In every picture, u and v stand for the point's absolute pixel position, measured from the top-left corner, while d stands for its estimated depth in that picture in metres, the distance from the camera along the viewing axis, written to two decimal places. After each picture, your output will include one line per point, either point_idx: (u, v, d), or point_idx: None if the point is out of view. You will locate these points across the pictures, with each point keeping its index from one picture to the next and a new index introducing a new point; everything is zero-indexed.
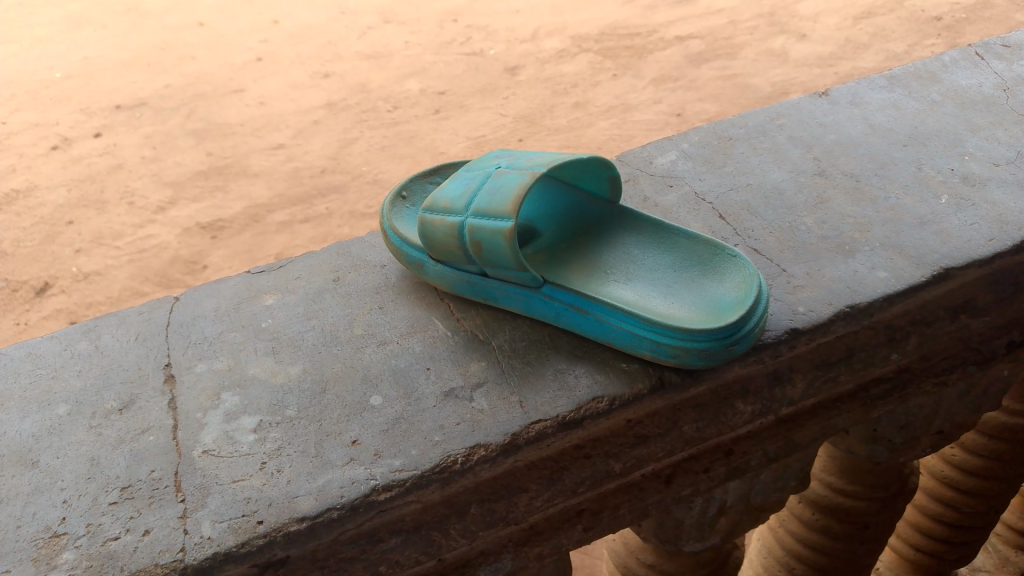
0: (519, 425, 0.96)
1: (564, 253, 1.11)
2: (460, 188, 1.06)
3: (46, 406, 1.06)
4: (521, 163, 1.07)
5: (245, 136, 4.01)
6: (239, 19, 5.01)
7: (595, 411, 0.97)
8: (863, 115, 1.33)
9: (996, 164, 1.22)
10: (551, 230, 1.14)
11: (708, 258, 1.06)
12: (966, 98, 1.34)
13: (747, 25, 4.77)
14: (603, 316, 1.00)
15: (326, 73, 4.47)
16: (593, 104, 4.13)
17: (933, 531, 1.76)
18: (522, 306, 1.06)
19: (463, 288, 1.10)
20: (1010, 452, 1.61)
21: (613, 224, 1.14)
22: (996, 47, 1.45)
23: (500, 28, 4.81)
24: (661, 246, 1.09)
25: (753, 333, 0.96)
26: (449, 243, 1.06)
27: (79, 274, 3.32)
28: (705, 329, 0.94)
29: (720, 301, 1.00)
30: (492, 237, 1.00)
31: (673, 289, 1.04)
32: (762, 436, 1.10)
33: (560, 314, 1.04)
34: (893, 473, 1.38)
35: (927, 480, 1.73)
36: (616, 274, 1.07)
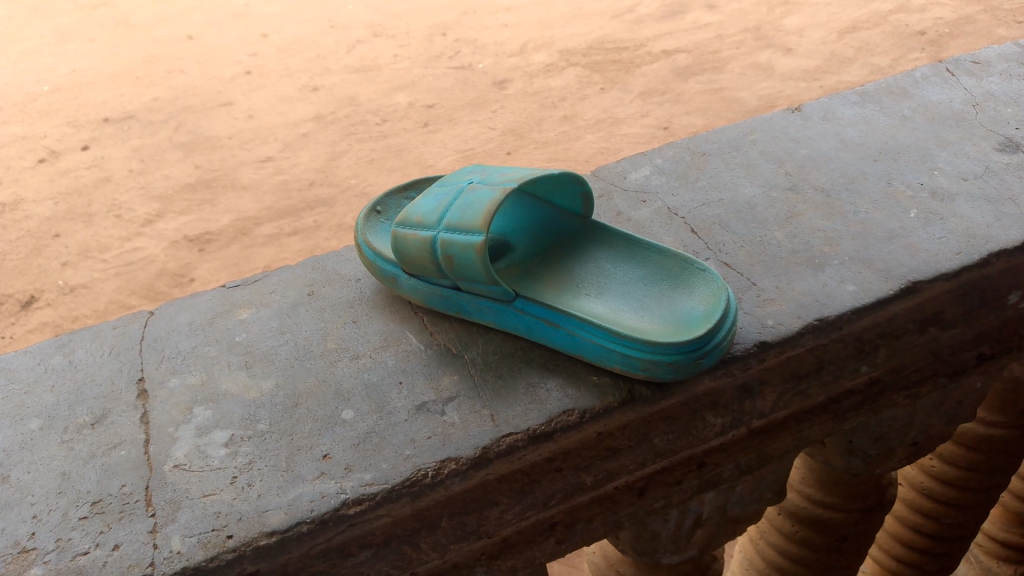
0: (490, 439, 0.97)
1: (536, 267, 1.11)
2: (433, 203, 1.07)
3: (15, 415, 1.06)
4: (493, 178, 1.07)
5: (233, 149, 4.02)
6: (229, 32, 5.03)
7: (566, 424, 0.98)
8: (835, 130, 1.33)
9: (965, 179, 1.21)
10: (525, 244, 1.15)
11: (678, 273, 1.06)
12: (935, 114, 1.33)
13: (733, 39, 4.82)
14: (574, 329, 1.00)
15: (315, 86, 4.49)
16: (580, 118, 4.16)
17: (913, 542, 1.78)
18: (494, 319, 1.07)
19: (436, 301, 1.11)
20: (986, 465, 1.63)
21: (585, 239, 1.15)
22: (966, 63, 1.42)
23: (490, 42, 4.84)
24: (632, 261, 1.10)
25: (720, 347, 0.97)
26: (421, 257, 1.06)
27: (66, 287, 3.31)
28: (674, 342, 0.94)
29: (688, 315, 1.01)
30: (463, 252, 1.01)
31: (643, 303, 1.05)
32: (734, 448, 1.10)
33: (533, 327, 1.04)
34: (870, 485, 1.39)
35: (907, 492, 1.74)
36: (589, 287, 1.08)
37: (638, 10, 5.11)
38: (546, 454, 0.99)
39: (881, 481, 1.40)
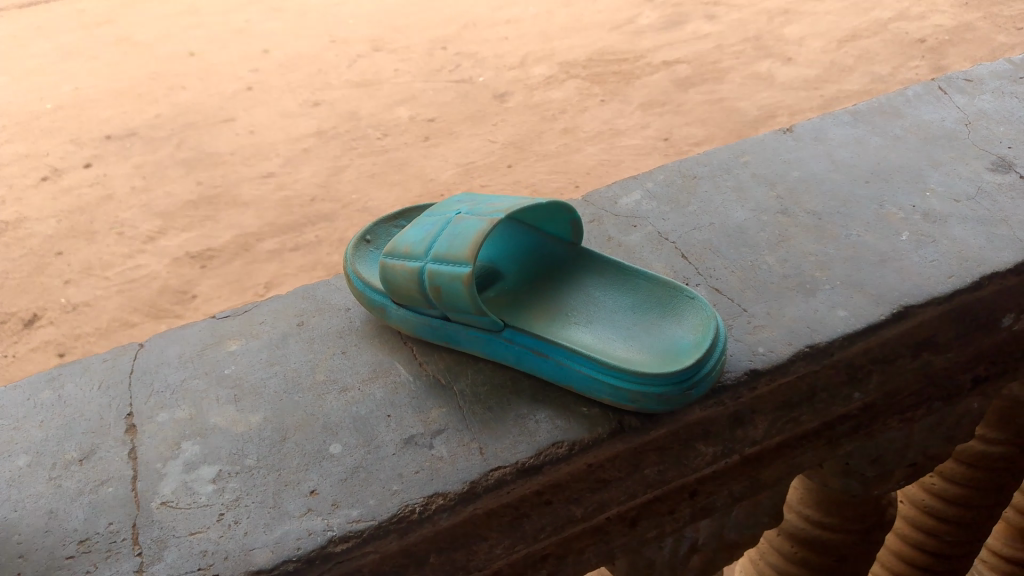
0: (478, 473, 0.96)
1: (525, 295, 1.11)
2: (420, 233, 1.07)
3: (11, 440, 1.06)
4: (481, 207, 1.07)
5: (235, 165, 4.03)
6: (231, 49, 5.05)
7: (555, 457, 0.97)
8: (826, 151, 1.32)
9: (958, 200, 1.20)
10: (514, 272, 1.14)
11: (668, 300, 1.06)
12: (928, 133, 1.32)
13: (732, 49, 4.83)
14: (563, 359, 1.00)
15: (316, 101, 4.50)
16: (581, 130, 4.17)
17: (916, 559, 1.76)
18: (481, 349, 1.06)
19: (424, 330, 1.10)
20: (986, 482, 1.62)
21: (574, 266, 1.14)
22: (959, 81, 1.41)
23: (490, 55, 4.85)
24: (622, 288, 1.10)
25: (709, 377, 0.97)
26: (409, 288, 1.06)
27: (68, 305, 3.32)
28: (662, 373, 0.94)
29: (677, 343, 1.01)
30: (450, 283, 1.00)
31: (632, 331, 1.04)
32: (728, 476, 1.09)
33: (521, 358, 1.04)
34: (870, 505, 1.38)
35: (908, 509, 1.73)
36: (578, 316, 1.07)
37: (638, 21, 5.12)
38: (536, 487, 0.98)
39: (881, 501, 1.39)
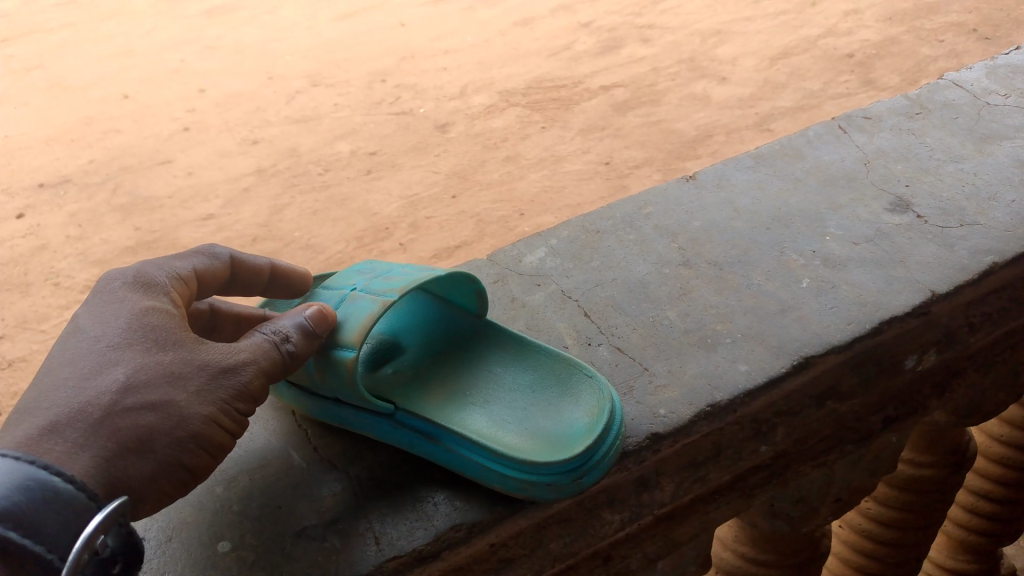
0: (375, 563, 0.98)
1: (424, 372, 1.11)
2: None
3: (53, 371, 1.01)
4: (375, 286, 1.13)
5: (173, 208, 3.95)
6: (166, 89, 4.96)
7: (454, 540, 1.00)
8: (729, 198, 1.32)
9: (857, 243, 1.21)
10: (416, 344, 1.15)
11: (567, 379, 1.07)
12: (827, 174, 1.33)
13: (668, 71, 4.89)
14: (456, 447, 1.01)
15: (255, 139, 4.44)
16: (522, 158, 4.18)
17: None
18: (375, 432, 1.08)
19: (318, 411, 1.13)
20: (921, 504, 1.61)
21: (476, 341, 1.15)
22: (858, 118, 1.43)
23: (429, 86, 4.84)
24: (521, 366, 1.11)
25: (599, 464, 0.98)
26: (300, 370, 1.11)
27: (4, 361, 3.24)
28: (552, 464, 0.96)
29: (572, 426, 1.02)
30: (333, 366, 1.06)
31: (529, 412, 1.05)
32: (640, 537, 1.08)
33: (415, 442, 1.05)
34: (803, 540, 1.36)
35: (847, 533, 1.72)
36: (475, 396, 1.07)
37: (575, 46, 5.16)
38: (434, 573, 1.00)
39: (813, 534, 1.37)
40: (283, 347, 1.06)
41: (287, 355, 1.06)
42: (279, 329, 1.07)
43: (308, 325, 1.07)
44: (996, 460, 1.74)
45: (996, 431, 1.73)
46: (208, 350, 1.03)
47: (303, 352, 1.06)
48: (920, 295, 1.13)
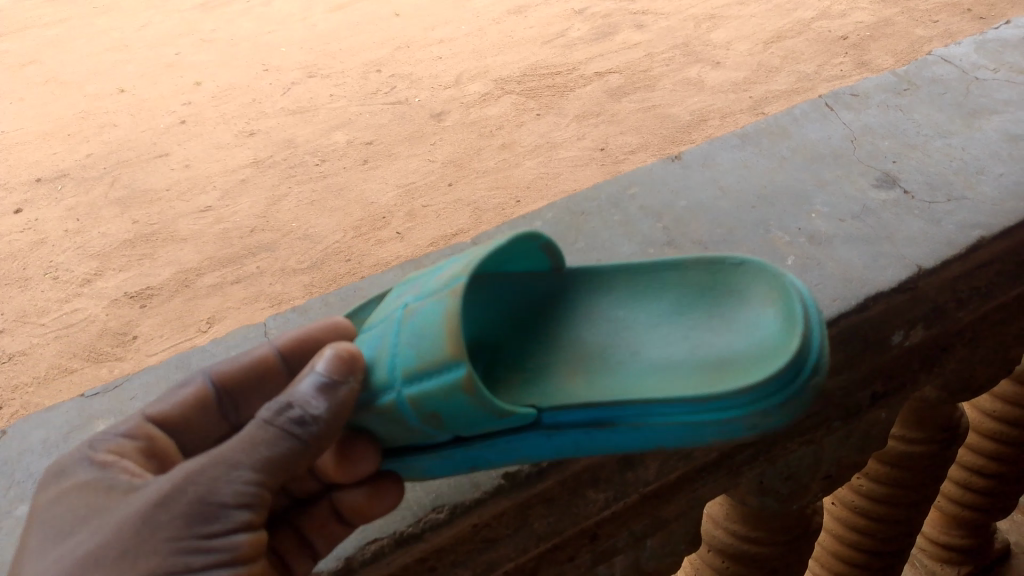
0: (355, 547, 0.98)
1: (537, 361, 1.06)
2: (374, 353, 0.96)
3: (19, 573, 0.92)
4: (426, 290, 0.97)
5: (171, 201, 3.93)
6: (161, 82, 4.95)
7: (436, 521, 0.98)
8: (714, 177, 1.29)
9: (843, 219, 1.18)
10: (518, 343, 1.09)
11: (712, 292, 1.06)
12: (814, 152, 1.31)
13: (663, 56, 4.87)
14: (636, 420, 0.91)
15: (251, 131, 4.43)
16: (519, 145, 4.17)
17: (853, 558, 1.76)
18: (524, 456, 0.94)
19: (439, 467, 0.95)
20: (912, 481, 1.61)
21: (583, 288, 1.12)
22: (845, 97, 1.41)
23: (424, 75, 4.82)
24: (653, 296, 1.09)
25: (819, 359, 0.90)
26: (400, 433, 0.94)
27: (5, 355, 3.26)
28: (766, 380, 0.88)
29: (762, 333, 0.98)
30: (449, 398, 0.88)
31: (692, 342, 1.02)
32: (626, 517, 1.08)
33: (580, 439, 0.93)
34: (794, 518, 1.36)
35: (840, 510, 1.72)
36: (626, 347, 1.05)
37: (569, 34, 5.15)
38: (418, 555, 0.99)
39: (804, 512, 1.37)
40: (288, 422, 0.91)
41: (306, 424, 0.91)
42: (282, 402, 0.91)
43: (318, 376, 0.91)
44: (989, 436, 1.71)
45: (989, 408, 1.69)
46: (153, 487, 0.91)
47: (324, 414, 0.91)
48: (907, 271, 1.09)
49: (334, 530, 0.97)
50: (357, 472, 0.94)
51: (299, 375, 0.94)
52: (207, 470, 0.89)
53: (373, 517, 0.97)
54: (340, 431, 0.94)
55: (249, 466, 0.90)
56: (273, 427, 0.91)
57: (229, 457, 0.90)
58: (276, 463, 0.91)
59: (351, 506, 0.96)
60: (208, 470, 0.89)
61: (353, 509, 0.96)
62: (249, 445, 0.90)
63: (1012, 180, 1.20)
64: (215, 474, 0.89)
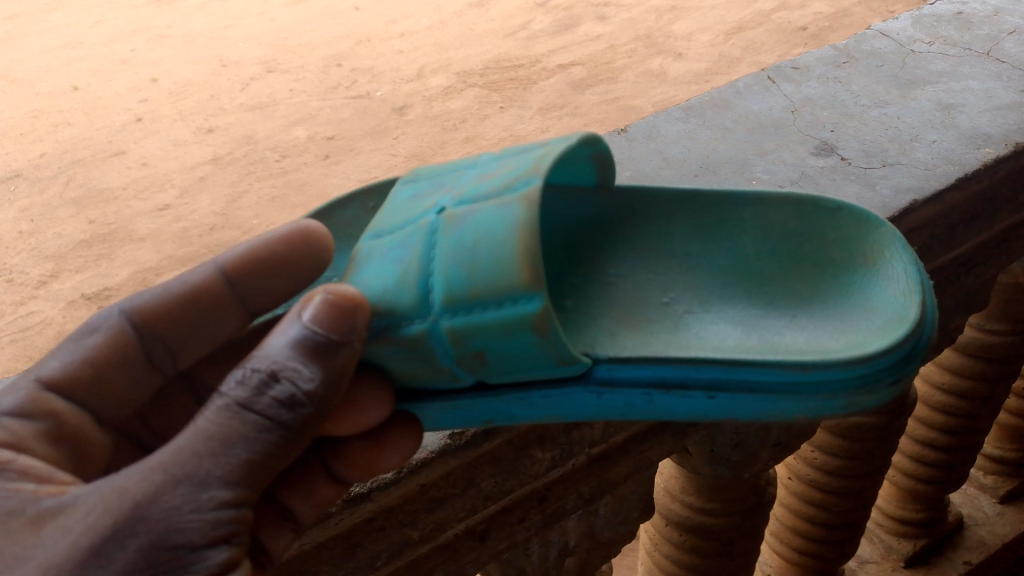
0: (300, 508, 0.92)
1: (594, 301, 1.05)
2: (398, 265, 0.89)
3: None
4: (470, 200, 0.90)
5: (129, 200, 3.88)
6: (116, 79, 4.87)
7: (381, 482, 0.93)
8: (659, 149, 1.30)
9: (782, 186, 1.21)
10: (573, 277, 1.08)
11: (805, 254, 1.06)
12: (755, 123, 1.34)
13: (625, 48, 4.90)
14: (717, 384, 0.88)
15: (210, 127, 4.38)
16: (482, 139, 4.19)
17: (809, 531, 1.67)
18: (557, 414, 0.89)
19: (450, 418, 0.90)
20: (863, 451, 1.51)
21: (645, 228, 1.10)
22: (786, 69, 1.45)
23: (386, 69, 4.81)
24: (725, 253, 1.08)
25: (930, 341, 0.92)
26: (419, 370, 0.88)
27: None
28: (884, 353, 0.88)
29: (883, 306, 0.97)
30: (509, 338, 0.84)
31: (797, 317, 1.03)
32: (576, 479, 1.09)
33: (630, 405, 0.89)
34: (747, 486, 1.35)
35: (793, 484, 1.64)
36: (696, 307, 1.06)
37: (531, 27, 5.16)
38: (365, 516, 0.94)
39: (758, 480, 1.36)
40: (272, 406, 0.81)
41: (298, 401, 0.81)
42: (265, 373, 0.81)
43: (312, 338, 0.81)
44: (940, 409, 1.59)
45: (938, 381, 1.57)
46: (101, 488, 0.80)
47: (317, 388, 0.82)
48: None
49: (324, 491, 0.91)
50: (360, 428, 0.90)
51: (275, 330, 0.84)
52: (170, 495, 0.78)
53: (379, 474, 0.92)
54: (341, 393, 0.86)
55: (230, 469, 0.80)
56: (252, 420, 0.80)
57: (203, 463, 0.80)
58: (263, 455, 0.82)
59: (357, 465, 0.91)
60: (171, 496, 0.78)
61: (353, 470, 0.92)
62: (220, 447, 0.80)
63: (945, 146, 1.24)
64: (182, 499, 0.79)
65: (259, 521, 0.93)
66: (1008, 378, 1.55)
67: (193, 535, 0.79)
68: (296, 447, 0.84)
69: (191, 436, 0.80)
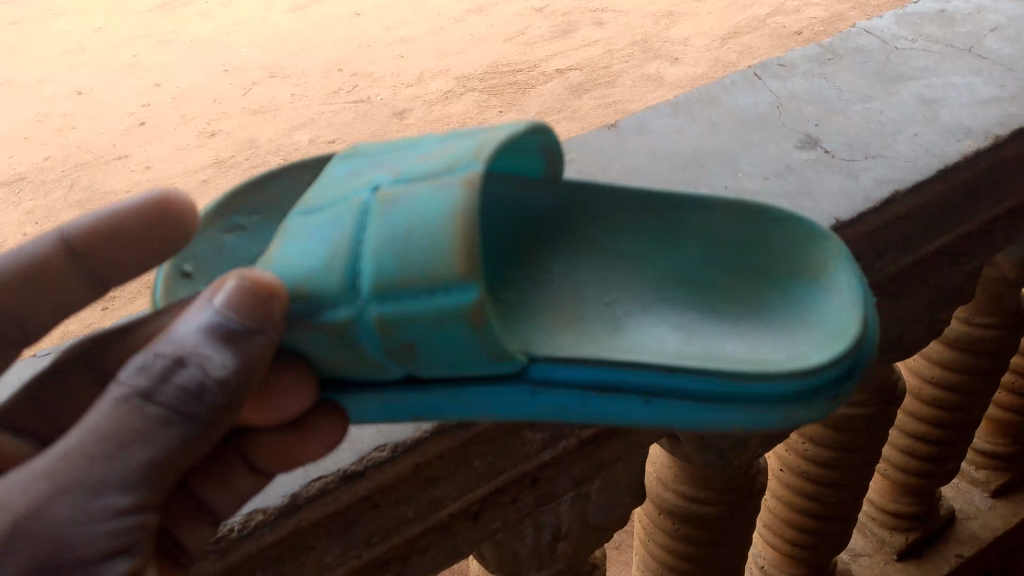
0: (300, 485, 0.95)
1: (534, 298, 1.09)
2: (327, 243, 0.89)
3: None
4: (407, 183, 0.92)
5: None
6: (118, 84, 4.91)
7: (379, 460, 0.96)
8: (647, 143, 1.34)
9: (767, 178, 1.25)
10: (514, 275, 1.13)
11: (750, 267, 1.09)
12: (742, 118, 1.38)
13: (623, 53, 4.95)
14: (659, 392, 0.91)
15: (212, 132, 4.42)
16: None
17: (804, 524, 1.60)
18: (489, 413, 0.91)
19: (377, 412, 0.93)
20: (858, 442, 1.45)
21: (595, 232, 1.15)
22: (773, 66, 1.49)
23: (386, 74, 4.85)
24: (669, 260, 1.12)
25: (873, 353, 0.95)
26: (345, 358, 0.90)
27: None
28: (822, 368, 0.91)
29: (824, 318, 0.99)
30: (440, 330, 0.86)
31: (738, 329, 1.06)
32: (568, 460, 1.12)
33: (568, 408, 0.91)
34: (741, 475, 1.29)
35: (788, 476, 1.56)
36: (637, 310, 1.08)
37: (530, 32, 5.21)
38: (363, 493, 0.98)
39: (750, 469, 1.30)
40: (178, 393, 0.85)
41: (205, 389, 0.86)
42: (171, 359, 0.85)
43: (225, 324, 0.84)
44: (931, 402, 1.60)
45: (928, 374, 1.57)
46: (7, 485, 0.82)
47: (227, 375, 0.86)
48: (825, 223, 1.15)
49: (244, 481, 0.99)
50: (279, 418, 0.97)
51: (188, 311, 0.87)
52: (57, 505, 0.81)
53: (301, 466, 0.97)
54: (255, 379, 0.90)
55: (127, 471, 0.85)
56: (154, 413, 0.85)
57: (96, 468, 0.83)
58: (167, 449, 0.87)
59: (278, 455, 0.96)
60: (59, 507, 0.82)
61: (275, 458, 0.96)
62: (116, 449, 0.84)
63: (926, 139, 1.28)
64: (71, 510, 0.82)
65: (171, 515, 1.02)
66: (998, 371, 1.56)
67: (91, 546, 0.84)
68: (206, 434, 0.89)
69: (84, 434, 0.83)
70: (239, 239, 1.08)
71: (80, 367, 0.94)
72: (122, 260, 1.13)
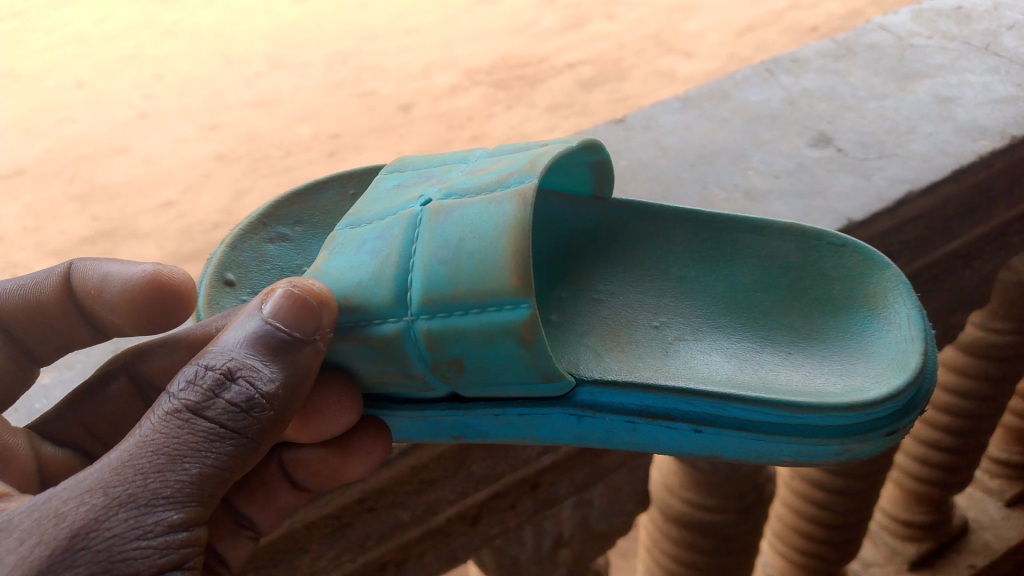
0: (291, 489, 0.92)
1: (579, 314, 1.03)
2: (377, 255, 0.86)
3: None
4: (460, 194, 0.89)
5: (132, 196, 3.89)
6: (119, 75, 4.88)
7: None
8: (656, 139, 1.31)
9: (778, 176, 1.22)
10: (556, 290, 1.06)
11: (803, 288, 1.03)
12: (753, 114, 1.35)
13: (634, 47, 4.90)
14: (707, 421, 0.85)
15: (214, 125, 4.40)
16: (488, 137, 4.21)
17: (812, 533, 1.56)
18: (536, 435, 0.87)
19: (418, 430, 0.88)
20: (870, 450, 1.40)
21: (642, 246, 1.09)
22: (786, 61, 1.46)
23: (392, 66, 4.82)
24: (719, 277, 1.06)
25: (932, 390, 0.88)
26: (386, 375, 0.85)
27: None
28: (882, 402, 0.84)
29: (881, 346, 0.93)
30: (487, 347, 0.81)
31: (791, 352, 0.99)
32: (569, 465, 1.10)
33: (613, 434, 0.86)
34: (750, 482, 1.26)
35: (798, 484, 1.52)
36: (685, 331, 1.02)
37: (540, 24, 5.16)
38: (357, 496, 0.96)
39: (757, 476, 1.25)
40: (226, 411, 0.74)
41: (255, 404, 0.76)
42: (218, 377, 0.75)
43: (275, 334, 0.77)
44: (945, 408, 1.55)
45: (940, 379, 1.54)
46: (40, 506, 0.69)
47: (277, 389, 0.77)
48: (838, 223, 1.12)
49: (287, 499, 0.89)
50: (319, 436, 0.87)
51: (231, 324, 0.79)
52: (114, 517, 0.69)
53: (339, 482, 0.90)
54: (303, 400, 0.81)
55: (180, 487, 0.72)
56: (204, 429, 0.74)
57: (148, 483, 0.71)
58: (218, 469, 0.74)
59: (318, 473, 0.89)
60: (115, 521, 0.69)
61: (314, 476, 0.89)
62: (168, 463, 0.72)
63: (941, 138, 1.24)
64: (127, 525, 0.69)
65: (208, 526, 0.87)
66: (1012, 378, 1.51)
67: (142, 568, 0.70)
68: (251, 461, 0.78)
69: (134, 447, 0.72)
70: (283, 249, 1.07)
71: (123, 377, 0.94)
72: (102, 323, 1.05)
